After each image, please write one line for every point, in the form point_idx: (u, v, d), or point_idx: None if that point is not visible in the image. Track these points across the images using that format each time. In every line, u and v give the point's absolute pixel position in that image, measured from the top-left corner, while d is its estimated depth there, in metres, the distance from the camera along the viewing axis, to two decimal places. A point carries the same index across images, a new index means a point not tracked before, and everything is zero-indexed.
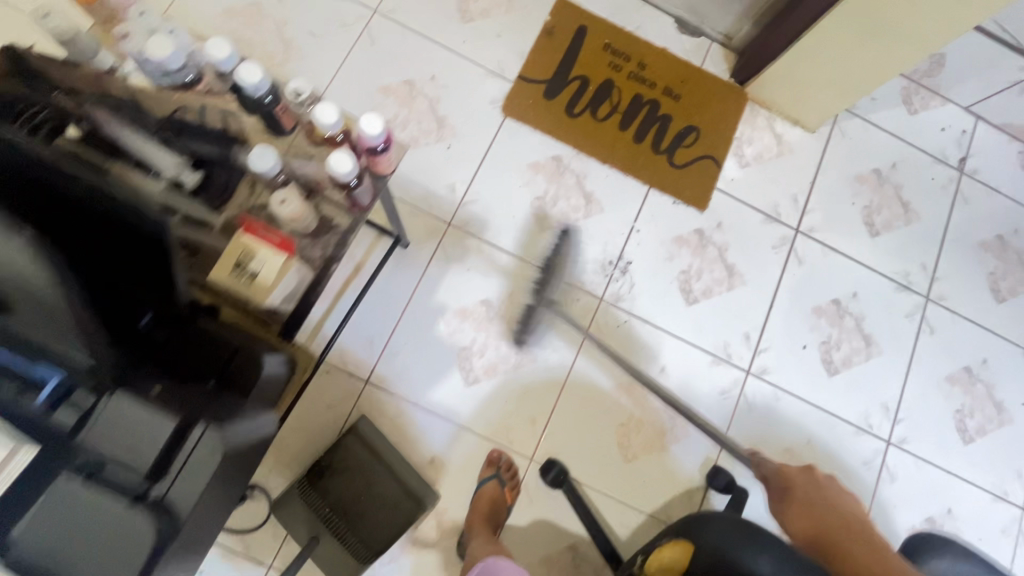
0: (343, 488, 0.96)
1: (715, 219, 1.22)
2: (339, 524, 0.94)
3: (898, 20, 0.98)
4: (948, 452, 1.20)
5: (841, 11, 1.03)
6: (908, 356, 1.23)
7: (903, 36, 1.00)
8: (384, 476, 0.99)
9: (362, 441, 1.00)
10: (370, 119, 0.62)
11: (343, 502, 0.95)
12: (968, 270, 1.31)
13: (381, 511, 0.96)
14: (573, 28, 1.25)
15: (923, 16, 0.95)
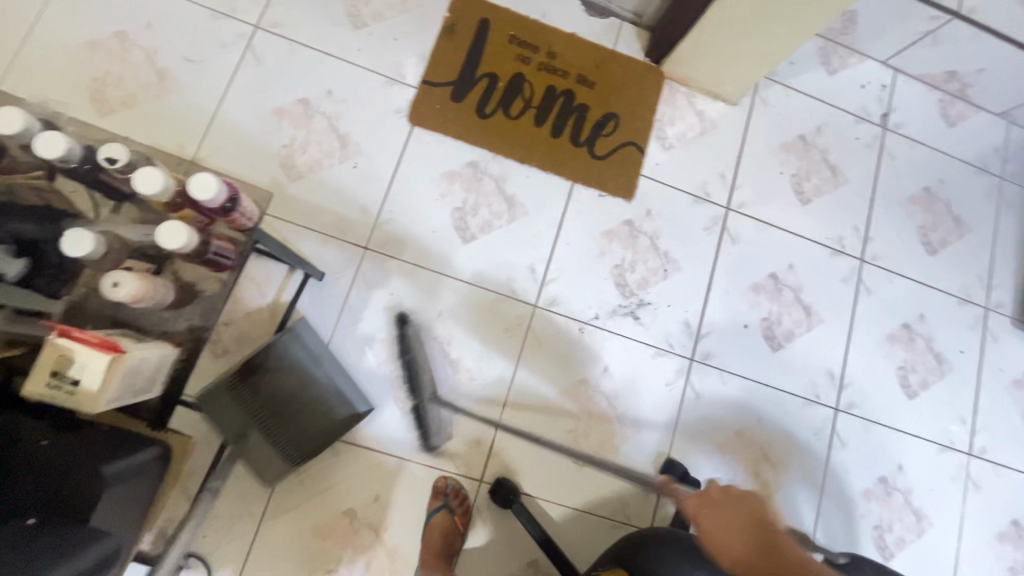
0: (281, 385, 0.91)
1: (644, 208, 1.19)
2: (270, 424, 0.90)
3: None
4: (893, 409, 1.22)
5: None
6: (849, 320, 1.24)
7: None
8: (324, 380, 0.95)
9: (301, 341, 0.93)
10: (204, 184, 0.62)
11: (284, 401, 0.91)
12: (900, 226, 1.31)
13: (317, 414, 0.93)
14: (474, 23, 1.18)
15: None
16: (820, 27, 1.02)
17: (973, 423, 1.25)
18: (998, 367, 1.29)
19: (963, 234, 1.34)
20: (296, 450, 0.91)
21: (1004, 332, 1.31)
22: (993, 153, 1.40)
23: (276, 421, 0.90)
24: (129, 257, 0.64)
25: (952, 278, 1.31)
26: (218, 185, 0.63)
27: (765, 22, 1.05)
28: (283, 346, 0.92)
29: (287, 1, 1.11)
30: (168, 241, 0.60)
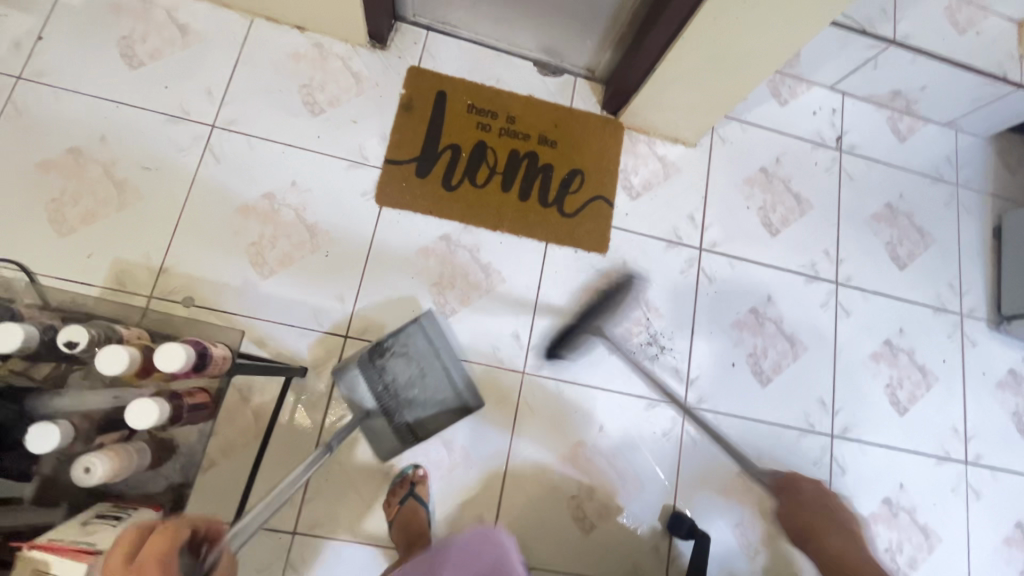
0: (403, 373, 1.00)
1: (619, 259, 1.20)
2: (393, 404, 1.00)
3: (760, 30, 0.96)
4: (887, 428, 1.23)
5: (698, 33, 0.99)
6: (833, 345, 1.25)
7: (769, 43, 0.98)
8: (441, 374, 1.03)
9: (424, 333, 1.02)
10: (171, 354, 0.63)
11: (403, 386, 1.00)
12: (868, 244, 1.34)
13: (431, 399, 1.02)
14: (431, 96, 1.19)
15: (781, 20, 0.93)
16: (770, 67, 1.04)
17: (965, 431, 1.27)
18: (980, 371, 1.32)
19: (928, 245, 1.37)
20: (412, 431, 1.01)
21: (982, 336, 1.34)
22: (946, 162, 1.45)
23: (396, 404, 1.00)
24: (97, 432, 0.62)
25: (925, 289, 1.34)
26: (184, 350, 0.64)
27: (716, 68, 1.06)
28: (406, 335, 1.01)
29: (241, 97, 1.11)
30: (141, 422, 0.60)
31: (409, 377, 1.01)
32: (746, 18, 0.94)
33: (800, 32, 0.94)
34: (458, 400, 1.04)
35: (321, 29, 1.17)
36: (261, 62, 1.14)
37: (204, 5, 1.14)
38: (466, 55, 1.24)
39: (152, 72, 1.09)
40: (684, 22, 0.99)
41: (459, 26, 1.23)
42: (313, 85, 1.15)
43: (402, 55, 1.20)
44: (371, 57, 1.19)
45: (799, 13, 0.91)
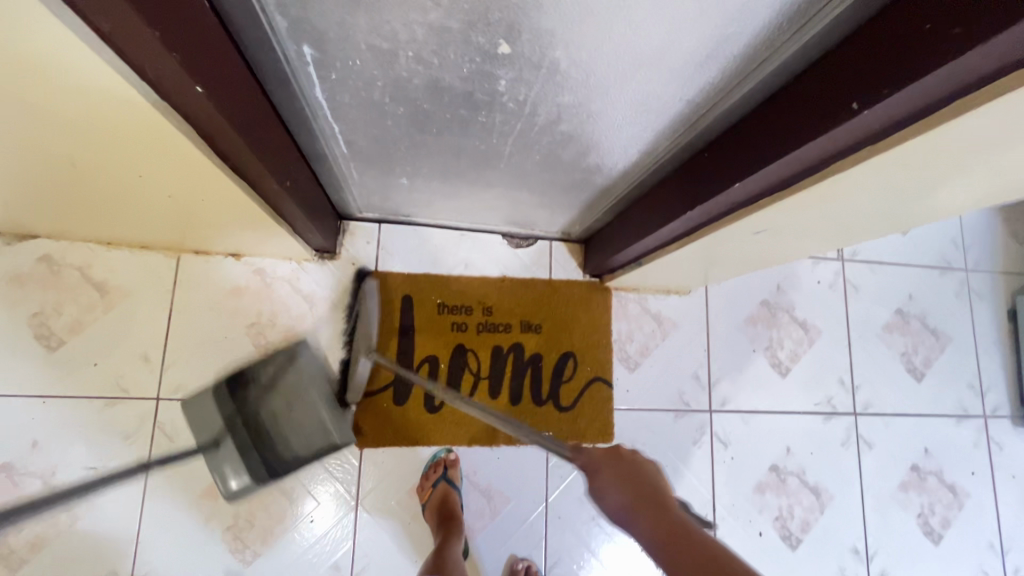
0: (265, 405, 1.00)
1: (627, 444, 1.11)
2: (251, 438, 0.98)
3: (786, 240, 0.75)
4: (923, 563, 1.19)
5: (689, 253, 0.86)
6: (858, 485, 1.19)
7: (801, 242, 0.77)
8: (310, 409, 1.01)
9: (291, 363, 1.01)
10: None
11: (264, 416, 0.99)
12: (882, 361, 1.26)
13: (299, 431, 1.00)
14: (396, 304, 1.07)
15: (783, 243, 0.78)
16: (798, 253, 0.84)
17: (1000, 545, 1.23)
18: (1010, 475, 1.27)
19: (943, 347, 1.30)
20: (269, 462, 0.98)
21: (1007, 436, 1.29)
22: (953, 246, 1.35)
23: (255, 437, 0.98)
24: None
25: (945, 398, 1.28)
26: None
27: (727, 253, 0.87)
28: (276, 365, 1.01)
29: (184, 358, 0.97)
30: None
31: (273, 406, 1.00)
32: (746, 245, 0.79)
33: (826, 243, 0.77)
34: (325, 438, 1.01)
35: (259, 254, 1.03)
36: (199, 308, 1.00)
37: (119, 253, 0.99)
38: (427, 244, 1.10)
39: (76, 350, 0.95)
40: (668, 242, 0.85)
41: (414, 216, 1.08)
42: (262, 321, 1.02)
43: (356, 261, 1.07)
44: (322, 271, 1.06)
45: (812, 239, 0.74)
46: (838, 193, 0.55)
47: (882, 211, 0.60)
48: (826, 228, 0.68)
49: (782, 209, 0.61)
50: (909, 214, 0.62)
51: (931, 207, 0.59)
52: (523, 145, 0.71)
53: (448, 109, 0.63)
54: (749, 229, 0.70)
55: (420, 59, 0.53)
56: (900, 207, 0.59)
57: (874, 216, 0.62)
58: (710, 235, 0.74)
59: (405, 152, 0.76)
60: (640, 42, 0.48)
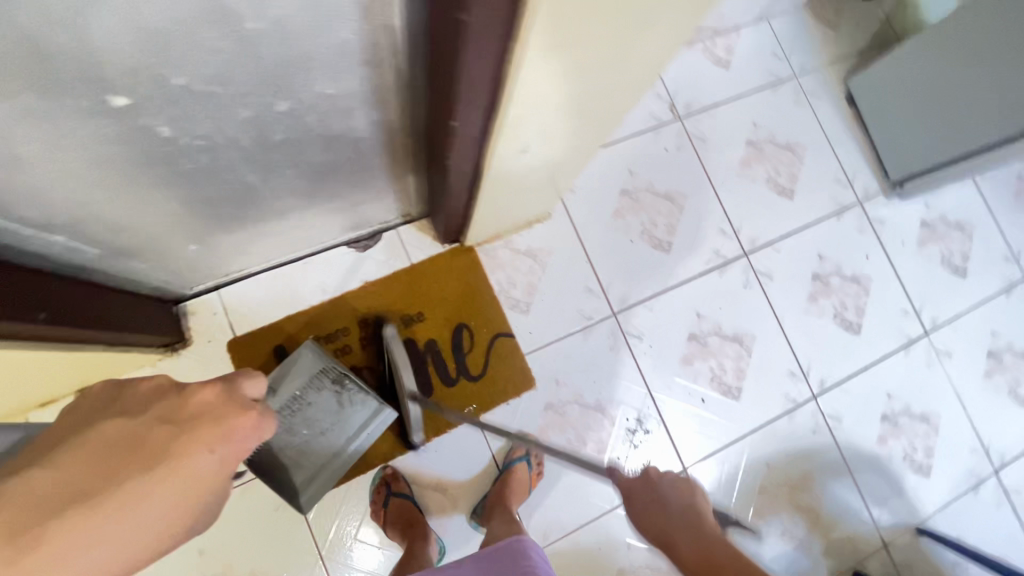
0: (319, 414, 0.94)
1: (551, 380, 1.13)
2: (285, 420, 0.92)
3: (563, 149, 0.73)
4: (853, 356, 1.26)
5: (500, 191, 0.84)
6: (772, 314, 1.24)
7: (584, 144, 0.75)
8: (331, 449, 0.95)
9: (365, 414, 0.96)
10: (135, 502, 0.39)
11: (307, 417, 0.93)
12: (752, 194, 1.29)
13: (302, 453, 0.94)
14: (271, 358, 1.04)
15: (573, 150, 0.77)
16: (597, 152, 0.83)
17: (914, 307, 1.32)
18: (900, 243, 1.34)
19: (801, 157, 1.33)
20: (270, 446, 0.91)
21: (886, 209, 1.35)
22: (775, 58, 1.36)
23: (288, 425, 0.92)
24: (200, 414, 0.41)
25: (821, 201, 1.32)
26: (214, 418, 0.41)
27: (537, 178, 0.85)
28: (361, 403, 0.95)
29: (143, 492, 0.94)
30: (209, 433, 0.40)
31: (323, 417, 0.94)
32: (538, 165, 0.77)
33: (609, 133, 0.75)
34: (300, 476, 0.94)
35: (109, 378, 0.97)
36: None
37: None
38: (275, 287, 1.06)
39: None
40: (472, 188, 0.82)
41: (246, 266, 1.03)
42: None
43: (212, 336, 1.03)
44: (182, 362, 1.01)
45: (590, 137, 0.72)
46: (539, 92, 0.53)
47: (612, 91, 0.59)
48: (582, 126, 0.66)
49: (509, 129, 0.59)
50: (641, 83, 0.60)
51: (650, 69, 0.57)
52: (263, 166, 0.67)
53: (147, 172, 0.58)
54: (513, 152, 0.68)
55: (52, 147, 0.48)
56: (614, 84, 0.57)
57: (607, 99, 0.60)
58: (489, 170, 0.72)
59: (156, 223, 0.71)
60: (247, 37, 0.44)
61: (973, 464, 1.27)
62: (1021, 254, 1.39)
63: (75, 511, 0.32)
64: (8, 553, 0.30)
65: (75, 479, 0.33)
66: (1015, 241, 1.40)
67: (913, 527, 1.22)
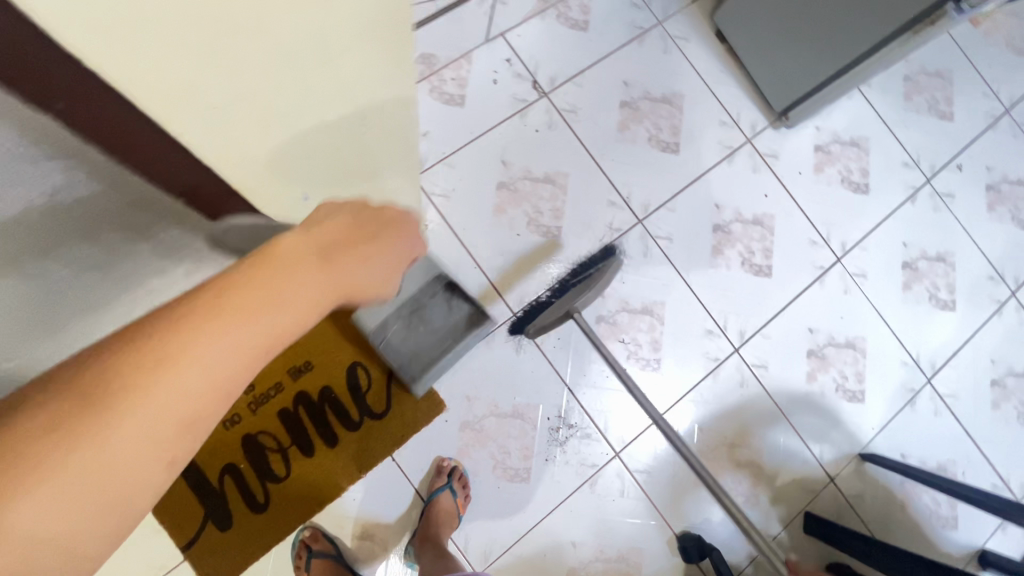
0: (432, 314, 0.96)
1: (461, 398, 1.08)
2: (395, 329, 0.98)
3: (333, 155, 0.68)
4: (768, 300, 1.24)
5: (307, 213, 0.75)
6: (680, 276, 1.21)
7: (357, 137, 0.70)
8: (437, 352, 0.99)
9: (466, 331, 0.97)
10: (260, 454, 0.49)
11: (420, 316, 0.97)
12: (637, 158, 1.24)
13: (408, 361, 1.00)
14: None
15: (352, 150, 0.72)
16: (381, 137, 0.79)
17: (822, 236, 1.29)
18: (797, 174, 1.30)
19: (681, 107, 1.28)
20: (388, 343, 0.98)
21: (776, 141, 1.31)
22: (635, 8, 1.29)
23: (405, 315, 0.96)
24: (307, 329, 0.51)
25: (708, 149, 1.27)
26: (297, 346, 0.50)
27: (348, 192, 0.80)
28: (464, 315, 0.98)
29: None
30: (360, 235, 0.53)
31: (440, 318, 0.97)
32: (321, 167, 0.69)
33: (370, 98, 0.67)
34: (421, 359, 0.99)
35: None
36: None
37: None
38: None
39: None
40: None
41: None
42: None
43: None
44: None
45: (351, 115, 0.65)
46: (224, 135, 0.46)
47: (309, 88, 0.53)
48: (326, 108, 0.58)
49: (234, 156, 0.50)
50: (336, 62, 0.54)
51: (326, 48, 0.51)
52: None
53: None
54: (271, 173, 0.59)
55: None
56: (300, 81, 0.51)
57: (312, 95, 0.54)
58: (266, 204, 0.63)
59: None
60: None
61: (905, 379, 1.27)
62: (920, 157, 1.36)
63: (227, 298, 0.34)
64: (211, 310, 0.33)
65: (287, 256, 0.40)
66: (913, 146, 1.37)
67: (856, 455, 1.22)
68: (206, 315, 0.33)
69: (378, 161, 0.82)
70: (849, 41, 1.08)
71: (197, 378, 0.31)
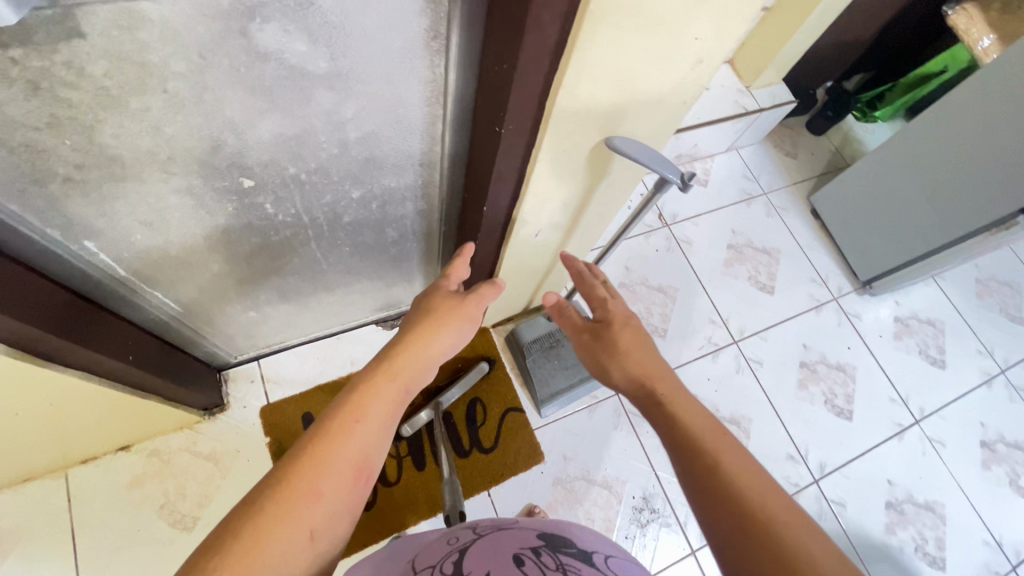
0: (567, 350, 1.23)
1: (559, 456, 1.18)
2: (533, 355, 1.21)
3: (586, 192, 0.77)
4: (849, 441, 1.31)
5: (544, 218, 0.80)
6: (765, 398, 1.33)
7: (602, 196, 0.80)
8: (564, 383, 1.20)
9: None
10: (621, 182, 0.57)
11: (558, 349, 1.22)
12: (736, 289, 1.45)
13: (542, 380, 1.20)
14: (299, 426, 1.11)
15: (589, 207, 0.82)
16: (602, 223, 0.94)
17: (900, 396, 1.39)
18: (877, 336, 1.46)
19: (777, 259, 1.51)
20: (528, 363, 1.21)
21: (858, 305, 1.50)
22: (746, 179, 1.61)
23: (551, 340, 1.22)
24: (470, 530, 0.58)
25: (799, 296, 1.47)
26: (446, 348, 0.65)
27: (556, 246, 0.93)
28: None
29: (165, 553, 0.98)
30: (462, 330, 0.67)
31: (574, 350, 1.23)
32: (561, 219, 0.82)
33: (675, 114, 0.66)
34: (550, 383, 1.19)
35: (148, 437, 1.04)
36: (103, 513, 0.99)
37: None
38: (309, 360, 1.17)
39: None
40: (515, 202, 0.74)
41: (286, 338, 1.14)
42: (172, 498, 1.02)
43: (246, 403, 1.11)
44: (217, 427, 1.08)
45: (652, 118, 0.65)
46: (582, 97, 0.55)
47: (642, 112, 0.62)
48: (646, 106, 0.62)
49: (586, 73, 0.52)
50: (666, 111, 0.64)
51: (673, 94, 0.62)
52: (327, 244, 0.83)
53: (244, 241, 0.74)
54: (574, 129, 0.60)
55: (190, 215, 0.64)
56: (647, 97, 0.60)
57: (636, 118, 0.63)
58: (543, 155, 0.63)
59: (230, 287, 0.85)
60: (344, 142, 0.62)
61: (989, 559, 1.26)
62: (993, 348, 1.50)
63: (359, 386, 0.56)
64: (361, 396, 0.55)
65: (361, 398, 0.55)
66: (987, 338, 1.51)
67: None
68: (281, 515, 0.44)
69: (588, 236, 0.95)
70: (945, 226, 1.31)
71: (382, 402, 0.56)
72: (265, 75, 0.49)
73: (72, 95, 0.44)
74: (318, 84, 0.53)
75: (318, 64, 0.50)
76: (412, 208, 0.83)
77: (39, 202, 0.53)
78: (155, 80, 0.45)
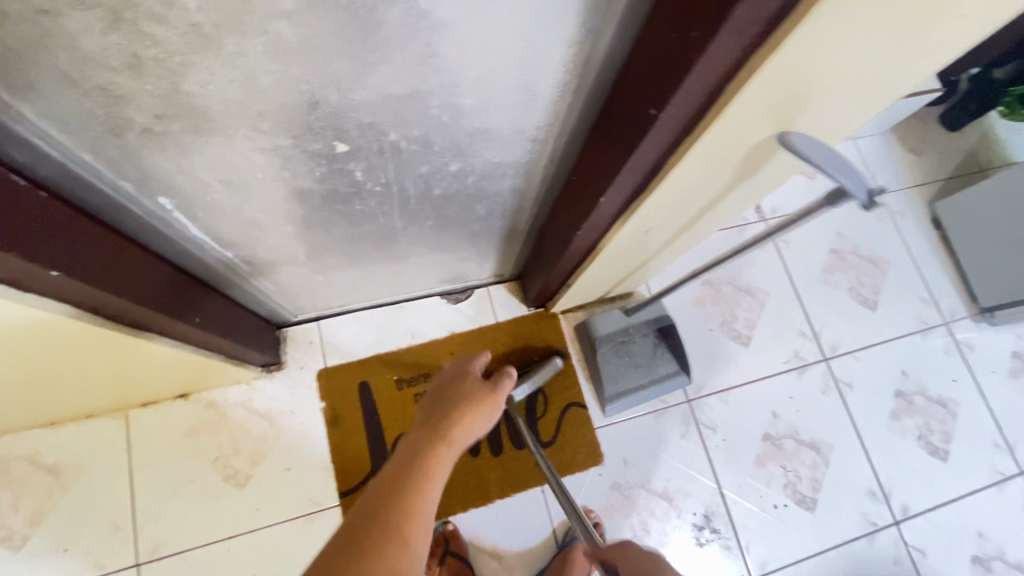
0: (640, 350, 1.13)
1: (619, 459, 1.11)
2: (603, 350, 1.12)
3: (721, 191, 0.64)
4: (940, 484, 1.18)
5: (661, 215, 0.68)
6: (852, 426, 1.20)
7: (734, 197, 0.67)
8: (633, 386, 1.11)
9: (668, 370, 1.12)
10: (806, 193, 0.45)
11: (630, 347, 1.13)
12: (834, 300, 1.29)
13: (611, 378, 1.11)
14: (353, 394, 1.07)
15: (715, 207, 0.70)
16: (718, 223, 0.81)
17: (1006, 441, 1.24)
18: (988, 371, 1.29)
19: (884, 271, 1.34)
20: (596, 359, 1.12)
21: (972, 333, 1.32)
22: None
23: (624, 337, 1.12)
24: None
25: (904, 316, 1.31)
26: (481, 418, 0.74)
27: (661, 242, 0.81)
28: (669, 360, 1.13)
29: (217, 505, 0.98)
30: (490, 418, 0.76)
31: (648, 350, 1.13)
32: (678, 217, 0.71)
33: (867, 110, 0.52)
34: (617, 384, 1.11)
35: (205, 387, 1.02)
36: (160, 457, 0.99)
37: (63, 431, 0.98)
38: (368, 326, 1.11)
39: (47, 535, 0.94)
40: (637, 197, 0.62)
41: (347, 302, 1.08)
42: (226, 451, 1.01)
43: (303, 364, 1.07)
44: (272, 385, 1.05)
45: (838, 114, 0.51)
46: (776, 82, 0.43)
47: (833, 104, 0.49)
48: (843, 98, 0.48)
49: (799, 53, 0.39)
50: (861, 105, 0.51)
51: (882, 86, 0.48)
52: (410, 216, 0.74)
53: (324, 208, 0.65)
54: (746, 120, 0.48)
55: (273, 178, 0.56)
56: (850, 87, 0.47)
57: (820, 112, 0.50)
58: (696, 149, 0.51)
59: (301, 252, 0.78)
60: (456, 109, 0.52)
61: None
62: None
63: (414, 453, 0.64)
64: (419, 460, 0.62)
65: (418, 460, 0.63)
66: None
67: None
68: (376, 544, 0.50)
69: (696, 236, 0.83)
70: None
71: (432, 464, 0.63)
72: (384, 21, 0.39)
73: (155, 31, 0.35)
74: (444, 37, 0.42)
75: (450, 11, 0.39)
76: (509, 185, 0.72)
77: (112, 151, 0.46)
78: (255, 18, 0.36)
